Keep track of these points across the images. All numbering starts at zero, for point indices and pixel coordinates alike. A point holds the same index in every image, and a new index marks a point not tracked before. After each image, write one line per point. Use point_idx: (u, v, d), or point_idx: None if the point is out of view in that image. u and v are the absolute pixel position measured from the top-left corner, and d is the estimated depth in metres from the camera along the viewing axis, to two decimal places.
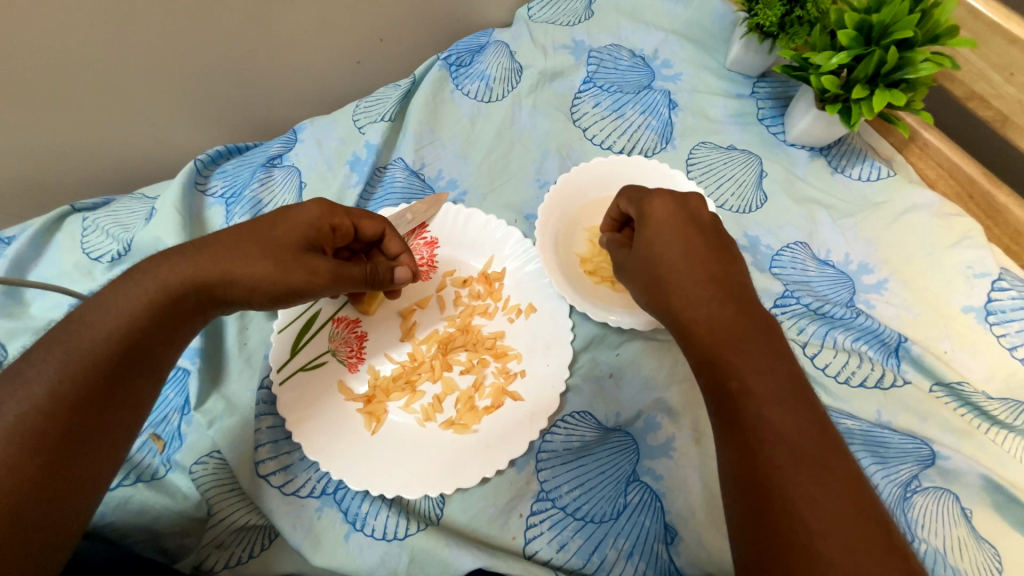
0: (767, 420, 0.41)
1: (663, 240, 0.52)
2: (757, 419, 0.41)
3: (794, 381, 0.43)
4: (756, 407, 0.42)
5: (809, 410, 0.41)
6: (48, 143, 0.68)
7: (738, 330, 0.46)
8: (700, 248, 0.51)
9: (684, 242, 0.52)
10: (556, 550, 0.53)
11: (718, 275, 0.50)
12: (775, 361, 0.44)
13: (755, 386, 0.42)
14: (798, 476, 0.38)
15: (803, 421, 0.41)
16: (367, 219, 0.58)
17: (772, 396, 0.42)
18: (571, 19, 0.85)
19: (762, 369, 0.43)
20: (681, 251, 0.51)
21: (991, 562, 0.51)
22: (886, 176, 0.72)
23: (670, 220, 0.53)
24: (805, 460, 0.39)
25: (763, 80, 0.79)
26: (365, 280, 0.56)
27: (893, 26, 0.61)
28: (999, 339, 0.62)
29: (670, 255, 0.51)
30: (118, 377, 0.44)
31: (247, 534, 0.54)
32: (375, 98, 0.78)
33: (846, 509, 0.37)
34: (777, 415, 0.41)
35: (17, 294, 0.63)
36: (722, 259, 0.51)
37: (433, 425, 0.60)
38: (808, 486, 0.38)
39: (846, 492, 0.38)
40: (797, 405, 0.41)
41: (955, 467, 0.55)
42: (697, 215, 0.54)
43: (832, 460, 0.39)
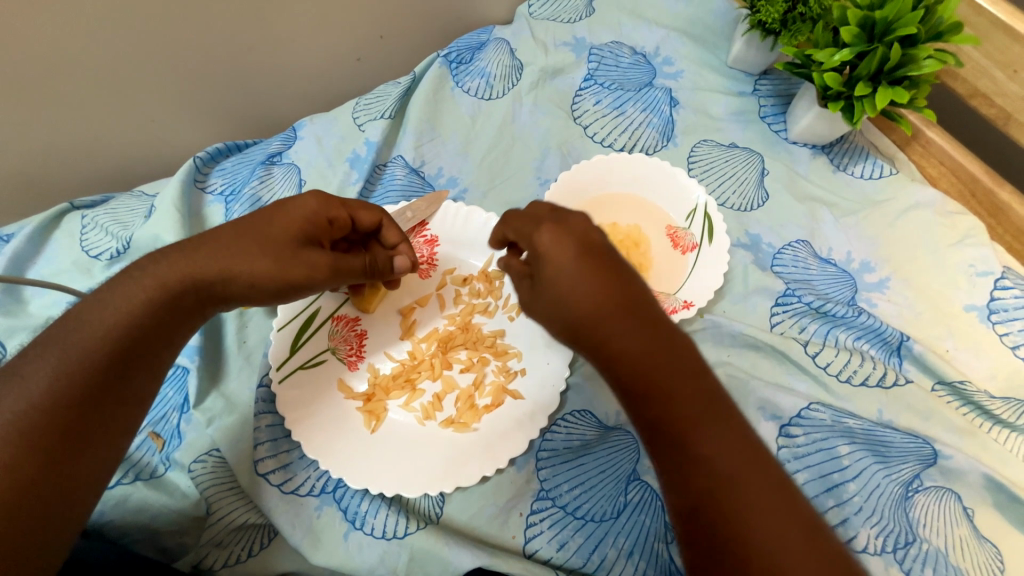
0: (699, 456, 0.37)
1: (563, 277, 0.43)
2: (689, 456, 0.37)
3: (715, 403, 0.39)
4: (686, 443, 0.37)
5: (736, 431, 0.38)
6: (47, 140, 0.68)
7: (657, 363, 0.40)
8: (601, 279, 0.43)
9: (582, 273, 0.43)
10: (556, 549, 0.53)
11: (623, 306, 0.42)
12: (696, 386, 0.39)
13: (681, 418, 0.38)
14: (740, 512, 0.35)
15: (735, 445, 0.37)
16: (364, 209, 0.58)
17: (697, 426, 0.38)
18: (572, 16, 0.84)
19: (684, 398, 0.39)
20: (584, 289, 0.42)
21: (992, 562, 0.51)
22: (888, 174, 0.72)
23: (562, 249, 0.44)
24: (744, 494, 0.35)
25: (765, 78, 0.79)
26: (364, 271, 0.57)
27: (896, 23, 0.61)
28: (1002, 338, 0.61)
29: (573, 297, 0.43)
30: (117, 375, 0.44)
31: (246, 533, 0.54)
32: (376, 95, 0.78)
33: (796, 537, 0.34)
34: (706, 446, 0.37)
35: (17, 292, 0.63)
36: (621, 280, 0.43)
37: (433, 424, 0.59)
38: (757, 521, 0.34)
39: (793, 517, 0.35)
40: (725, 430, 0.38)
41: (957, 467, 0.55)
42: (589, 234, 0.46)
43: (771, 483, 0.36)
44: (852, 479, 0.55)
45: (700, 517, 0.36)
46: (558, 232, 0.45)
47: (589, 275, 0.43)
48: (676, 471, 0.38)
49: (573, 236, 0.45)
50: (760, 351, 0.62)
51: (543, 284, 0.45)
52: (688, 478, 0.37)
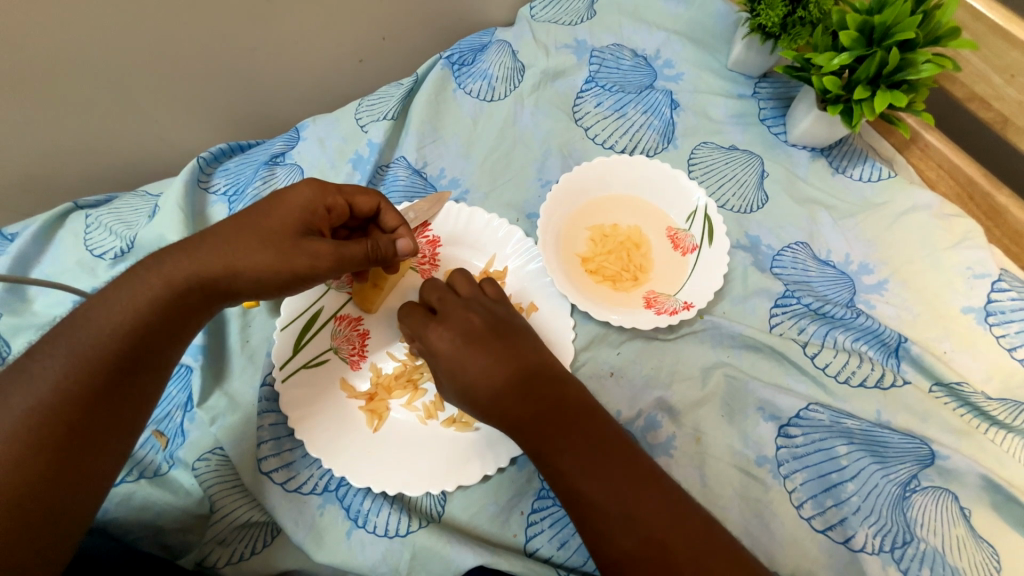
0: (586, 494, 0.46)
1: (459, 362, 0.52)
2: (580, 497, 0.46)
3: (595, 444, 0.48)
4: (574, 486, 0.47)
5: (614, 465, 0.47)
6: (50, 140, 0.68)
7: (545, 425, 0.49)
8: (490, 358, 0.52)
9: (476, 358, 0.52)
10: (556, 547, 0.53)
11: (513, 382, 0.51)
12: (577, 435, 0.48)
13: (568, 467, 0.47)
14: (622, 534, 0.44)
15: (611, 477, 0.46)
16: (361, 195, 0.58)
17: (582, 470, 0.47)
18: (573, 19, 0.85)
19: (568, 446, 0.48)
20: (476, 372, 0.52)
21: (989, 561, 0.52)
22: (887, 177, 0.72)
23: (452, 340, 0.54)
24: (621, 519, 0.45)
25: (765, 81, 0.80)
26: (368, 258, 0.54)
27: (894, 28, 0.61)
28: (999, 340, 0.62)
29: (469, 384, 0.52)
30: (124, 372, 0.45)
31: (250, 531, 0.54)
32: (378, 96, 0.78)
33: (665, 544, 0.43)
34: (589, 485, 0.46)
35: (21, 291, 0.64)
36: (507, 354, 0.53)
37: (434, 423, 0.60)
38: (635, 541, 0.44)
39: (664, 529, 0.44)
40: (604, 464, 0.47)
41: (955, 467, 0.55)
42: (470, 318, 0.55)
43: (645, 506, 0.45)
44: (851, 479, 0.55)
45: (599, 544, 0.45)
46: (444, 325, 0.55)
47: (479, 356, 0.52)
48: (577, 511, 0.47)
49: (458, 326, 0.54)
50: (759, 352, 0.63)
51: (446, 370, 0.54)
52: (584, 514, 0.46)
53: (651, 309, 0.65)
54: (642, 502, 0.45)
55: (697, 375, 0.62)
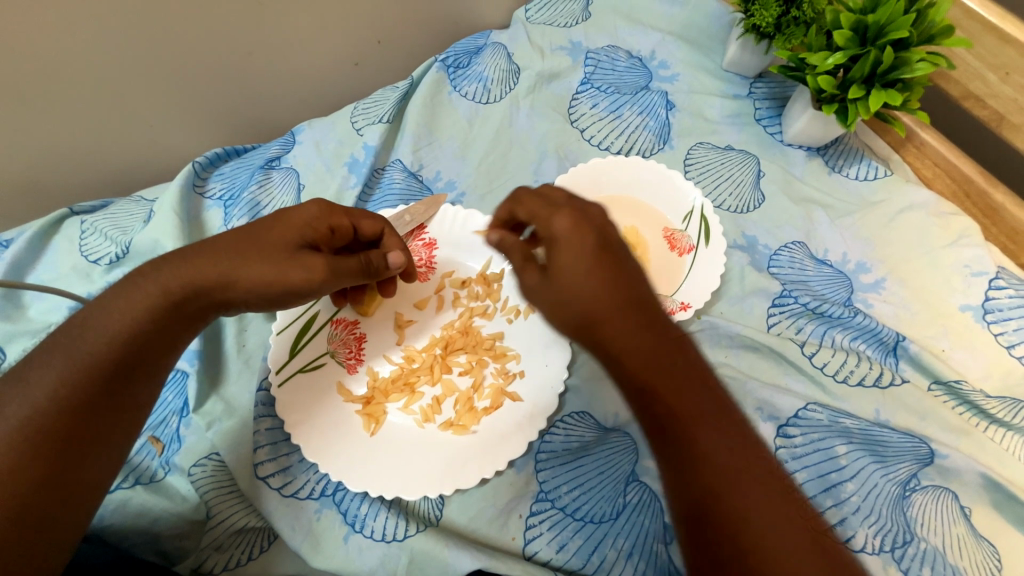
0: (702, 449, 0.38)
1: (572, 268, 0.44)
2: (694, 449, 0.38)
3: (715, 399, 0.40)
4: (688, 435, 0.38)
5: (734, 426, 0.39)
6: (46, 146, 0.68)
7: (667, 364, 0.41)
8: (619, 275, 0.44)
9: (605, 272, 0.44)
10: (555, 550, 0.53)
11: (640, 305, 0.43)
12: (698, 381, 0.41)
13: (688, 413, 0.39)
14: (740, 498, 0.36)
15: (730, 437, 0.38)
16: (366, 219, 0.58)
17: (700, 419, 0.39)
18: (568, 21, 0.85)
19: (687, 392, 0.40)
20: (595, 286, 0.43)
21: (990, 560, 0.51)
22: (883, 176, 0.72)
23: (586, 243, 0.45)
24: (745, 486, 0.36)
25: (760, 81, 0.80)
26: (361, 272, 0.56)
27: (888, 27, 0.61)
28: (997, 338, 0.62)
29: (586, 287, 0.43)
30: (120, 380, 0.44)
31: (247, 536, 0.54)
32: (374, 99, 0.79)
33: (790, 517, 0.36)
34: (708, 437, 0.38)
35: (16, 297, 0.63)
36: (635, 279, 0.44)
37: (432, 426, 0.60)
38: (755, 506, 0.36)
39: (787, 502, 0.37)
40: (721, 423, 0.39)
41: (954, 466, 0.55)
42: (607, 232, 0.47)
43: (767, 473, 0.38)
44: (851, 478, 0.55)
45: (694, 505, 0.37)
46: (579, 227, 0.46)
47: (596, 270, 0.44)
48: (680, 466, 0.38)
49: (590, 230, 0.46)
50: (756, 352, 0.63)
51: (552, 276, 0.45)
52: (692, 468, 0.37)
53: None
54: (760, 473, 0.37)
55: None
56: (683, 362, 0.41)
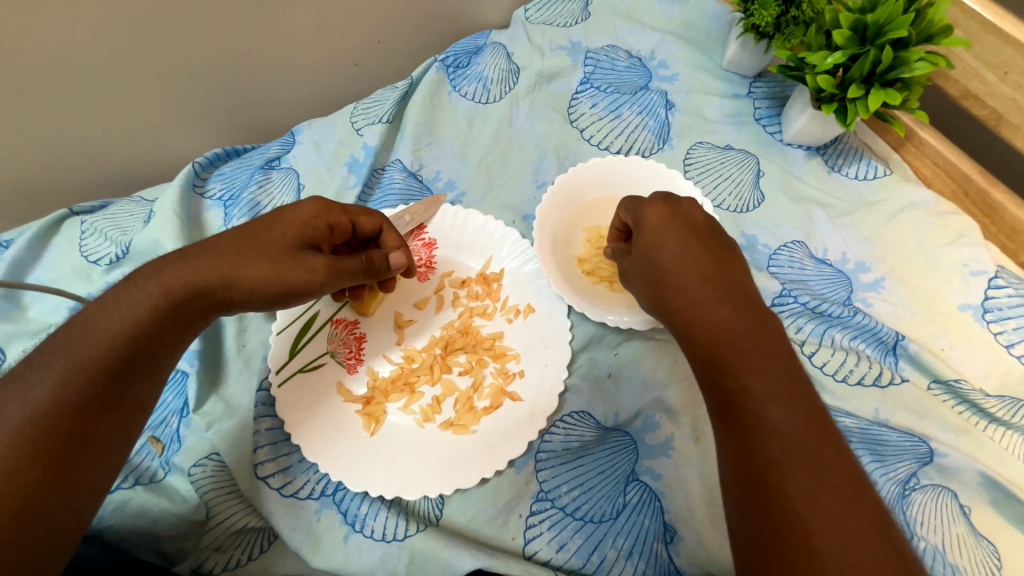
0: (769, 421, 0.42)
1: (662, 248, 0.53)
2: (758, 420, 0.42)
3: (792, 379, 0.44)
4: (755, 406, 0.42)
5: (808, 405, 0.43)
6: (45, 147, 0.68)
7: (743, 341, 0.46)
8: (698, 249, 0.52)
9: (681, 245, 0.52)
10: (555, 550, 0.53)
11: (715, 276, 0.50)
12: (776, 360, 0.45)
13: (756, 389, 0.43)
14: (798, 466, 0.39)
15: (801, 413, 0.42)
16: (365, 215, 0.58)
17: (772, 395, 0.43)
18: (568, 20, 0.85)
19: (763, 366, 0.44)
20: (677, 263, 0.52)
21: (989, 559, 0.51)
22: (882, 175, 0.72)
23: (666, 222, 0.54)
24: (796, 437, 0.41)
25: (759, 81, 0.80)
26: (363, 272, 0.56)
27: (887, 26, 0.61)
28: (997, 337, 0.62)
29: (663, 254, 0.53)
30: (120, 380, 0.44)
31: (246, 536, 0.54)
32: (373, 99, 0.79)
33: (844, 491, 0.39)
34: (776, 413, 0.42)
35: (16, 298, 0.63)
36: (717, 256, 0.52)
37: (432, 426, 0.60)
38: (808, 477, 0.39)
39: (839, 472, 0.40)
40: (793, 400, 0.43)
41: (954, 465, 0.55)
42: (693, 219, 0.55)
43: (832, 452, 0.40)
44: None
45: (747, 467, 0.41)
46: (663, 212, 0.54)
47: (684, 252, 0.52)
48: (743, 434, 0.42)
49: (679, 220, 0.54)
50: None
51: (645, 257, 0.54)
52: (753, 436, 0.42)
53: None
54: (812, 430, 0.41)
55: None
56: (762, 341, 0.46)
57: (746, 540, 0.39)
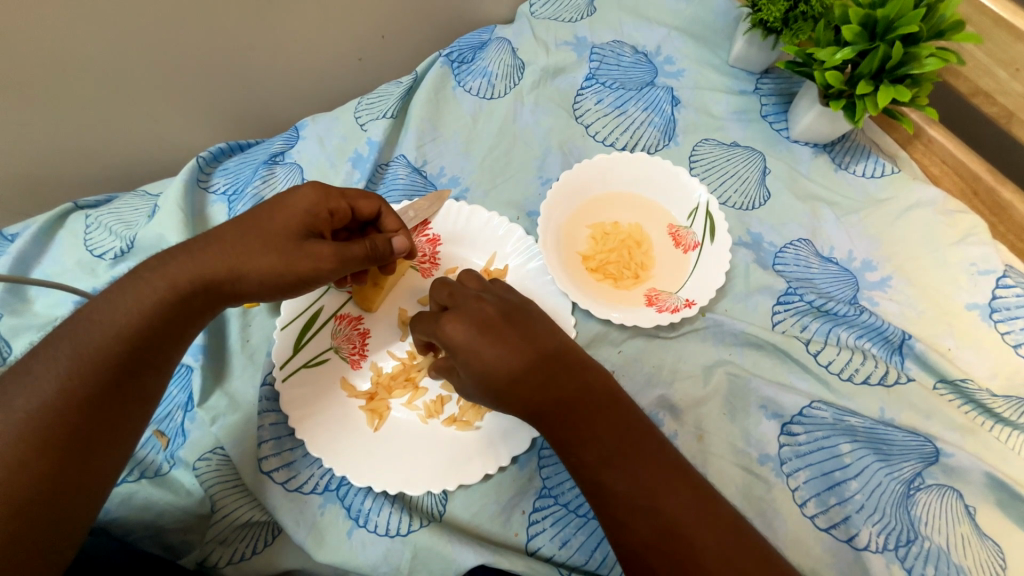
0: (611, 489, 0.43)
1: (473, 350, 0.46)
2: (603, 491, 0.43)
3: (618, 434, 0.45)
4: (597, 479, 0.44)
5: (640, 454, 0.44)
6: (49, 140, 0.68)
7: (571, 417, 0.45)
8: (509, 351, 0.46)
9: (498, 351, 0.46)
10: (558, 546, 0.53)
11: (535, 366, 0.46)
12: (598, 424, 0.45)
13: (593, 460, 0.44)
14: (671, 535, 0.41)
15: (649, 476, 0.43)
16: (363, 199, 0.58)
17: (604, 461, 0.44)
18: (574, 15, 0.84)
19: (614, 456, 0.44)
20: (497, 370, 0.46)
21: (994, 559, 0.51)
22: (890, 173, 0.72)
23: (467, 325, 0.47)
24: (660, 500, 0.42)
25: (767, 77, 0.79)
26: (368, 258, 0.54)
27: (898, 21, 0.61)
28: (1003, 337, 0.61)
29: (486, 366, 0.46)
30: (128, 373, 0.44)
31: (251, 530, 0.54)
32: (378, 94, 0.78)
33: (720, 536, 0.41)
34: (615, 478, 0.43)
35: (21, 292, 0.64)
36: (527, 343, 0.47)
37: (435, 422, 0.60)
38: (658, 531, 0.41)
39: (710, 518, 0.41)
40: (627, 455, 0.44)
41: (959, 465, 0.55)
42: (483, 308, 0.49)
43: (670, 492, 0.42)
44: (854, 476, 0.55)
45: (625, 542, 0.42)
46: (458, 320, 0.48)
47: (496, 345, 0.46)
48: (623, 534, 0.42)
49: (471, 320, 0.47)
50: (761, 350, 0.62)
51: (462, 366, 0.48)
52: (607, 507, 0.43)
53: (653, 307, 0.64)
54: (670, 486, 0.43)
55: (699, 373, 0.61)
56: (586, 408, 0.45)
57: None
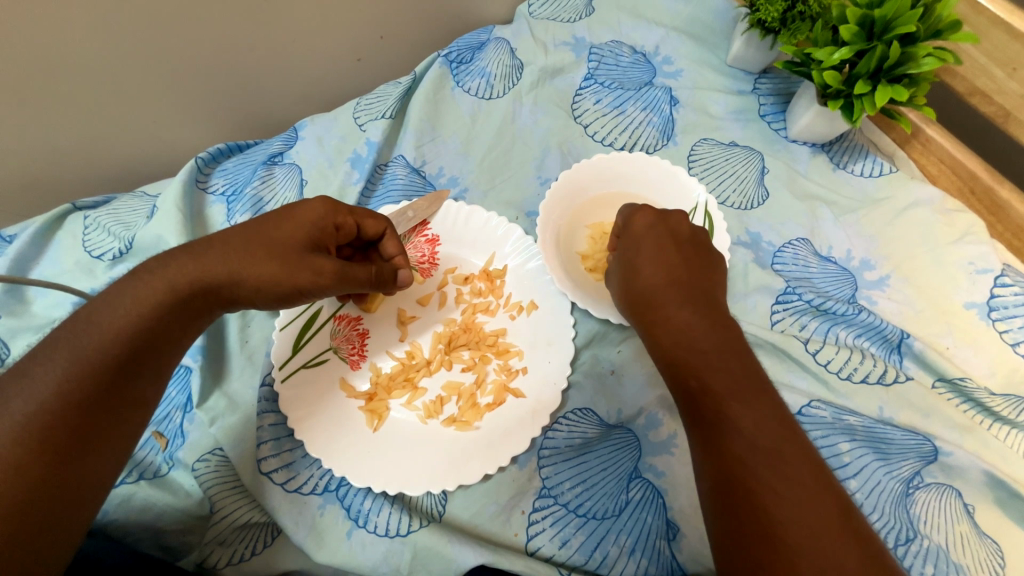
0: (731, 418, 0.43)
1: (638, 266, 0.56)
2: (721, 419, 0.44)
3: (754, 381, 0.46)
4: (718, 405, 0.44)
5: (769, 404, 0.44)
6: (47, 141, 0.68)
7: (712, 348, 0.48)
8: (674, 259, 0.55)
9: (659, 255, 0.56)
10: (558, 546, 0.53)
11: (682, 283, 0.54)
12: (735, 363, 0.47)
13: (717, 382, 0.45)
14: (757, 465, 0.41)
15: (767, 421, 0.43)
16: (369, 219, 0.58)
17: (732, 392, 0.45)
18: (571, 16, 0.84)
19: (730, 387, 0.45)
20: (649, 270, 0.55)
21: (993, 557, 0.51)
22: (887, 172, 0.72)
23: (644, 231, 0.58)
24: (766, 438, 0.42)
25: (764, 77, 0.79)
26: (369, 282, 0.56)
27: (895, 22, 0.61)
28: (1001, 335, 0.62)
29: (645, 264, 0.55)
30: (125, 375, 0.44)
31: (250, 531, 0.54)
32: (376, 95, 0.78)
33: (808, 485, 0.40)
34: (736, 407, 0.44)
35: (19, 293, 0.63)
36: (692, 267, 0.55)
37: (434, 423, 0.60)
38: (769, 468, 0.40)
39: (807, 474, 0.40)
40: (756, 399, 0.44)
41: (958, 463, 0.55)
42: (676, 228, 0.58)
43: (794, 445, 0.42)
44: (853, 475, 0.55)
45: (711, 453, 0.43)
46: (649, 219, 0.58)
47: (663, 270, 0.55)
48: (709, 437, 0.44)
49: (653, 232, 0.57)
50: (760, 349, 0.63)
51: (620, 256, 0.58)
52: (719, 435, 0.43)
53: None
54: (775, 430, 0.42)
55: None
56: (727, 346, 0.48)
57: (717, 535, 0.40)
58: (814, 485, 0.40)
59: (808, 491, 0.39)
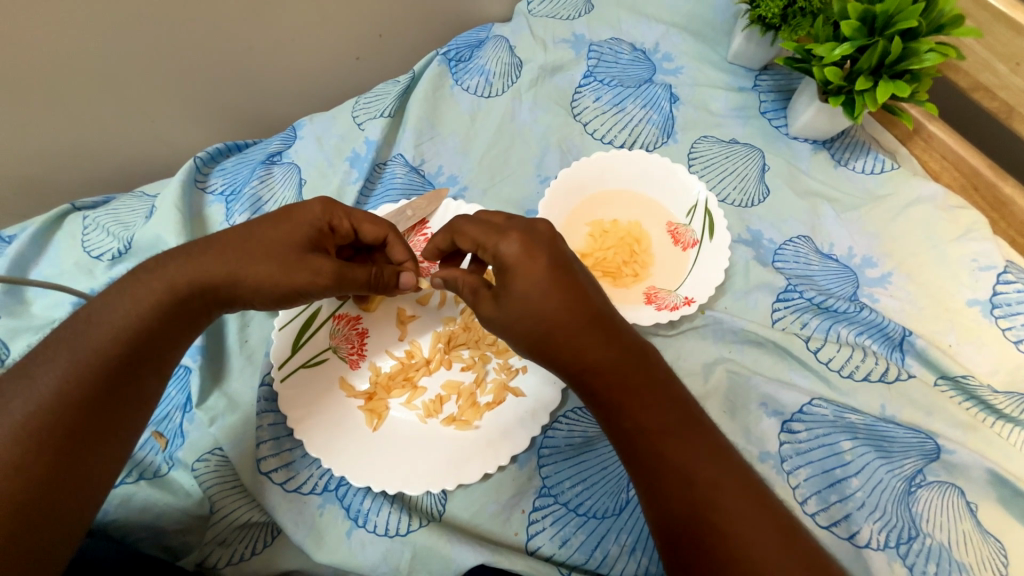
0: (670, 460, 0.41)
1: (529, 306, 0.45)
2: (661, 465, 0.42)
3: (679, 409, 0.44)
4: (655, 448, 0.42)
5: (697, 430, 0.43)
6: (47, 142, 0.68)
7: (631, 381, 0.44)
8: (571, 291, 0.45)
9: (556, 287, 0.45)
10: (558, 546, 0.53)
11: (584, 318, 0.45)
12: (659, 393, 0.44)
13: (650, 423, 0.43)
14: (705, 506, 0.40)
15: (702, 452, 0.42)
16: (369, 223, 0.57)
17: (665, 429, 0.42)
18: (571, 13, 0.84)
19: (662, 427, 0.43)
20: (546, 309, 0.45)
21: (996, 556, 0.51)
22: (889, 168, 0.71)
23: (521, 255, 0.46)
24: (705, 470, 0.41)
25: (765, 74, 0.79)
26: (368, 283, 0.55)
27: (897, 17, 0.60)
28: (1005, 333, 0.61)
29: (538, 302, 0.45)
30: (124, 375, 0.44)
31: (250, 531, 0.54)
32: (375, 94, 0.78)
33: (752, 508, 0.40)
34: (671, 446, 0.42)
35: (19, 294, 0.64)
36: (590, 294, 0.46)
37: (434, 422, 0.59)
38: (720, 498, 0.40)
39: (748, 493, 0.40)
40: (687, 430, 0.43)
41: (961, 461, 0.54)
42: (554, 244, 0.48)
43: (730, 471, 0.41)
44: (855, 474, 0.55)
45: (659, 501, 0.41)
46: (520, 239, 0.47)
47: (563, 309, 0.45)
48: (652, 486, 0.42)
49: (534, 260, 0.46)
50: (761, 347, 0.62)
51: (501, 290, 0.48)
52: (663, 481, 0.41)
53: (653, 304, 0.63)
54: (709, 456, 0.42)
55: (699, 371, 0.61)
56: (646, 376, 0.44)
57: None
58: (756, 503, 0.40)
59: (757, 514, 0.39)
